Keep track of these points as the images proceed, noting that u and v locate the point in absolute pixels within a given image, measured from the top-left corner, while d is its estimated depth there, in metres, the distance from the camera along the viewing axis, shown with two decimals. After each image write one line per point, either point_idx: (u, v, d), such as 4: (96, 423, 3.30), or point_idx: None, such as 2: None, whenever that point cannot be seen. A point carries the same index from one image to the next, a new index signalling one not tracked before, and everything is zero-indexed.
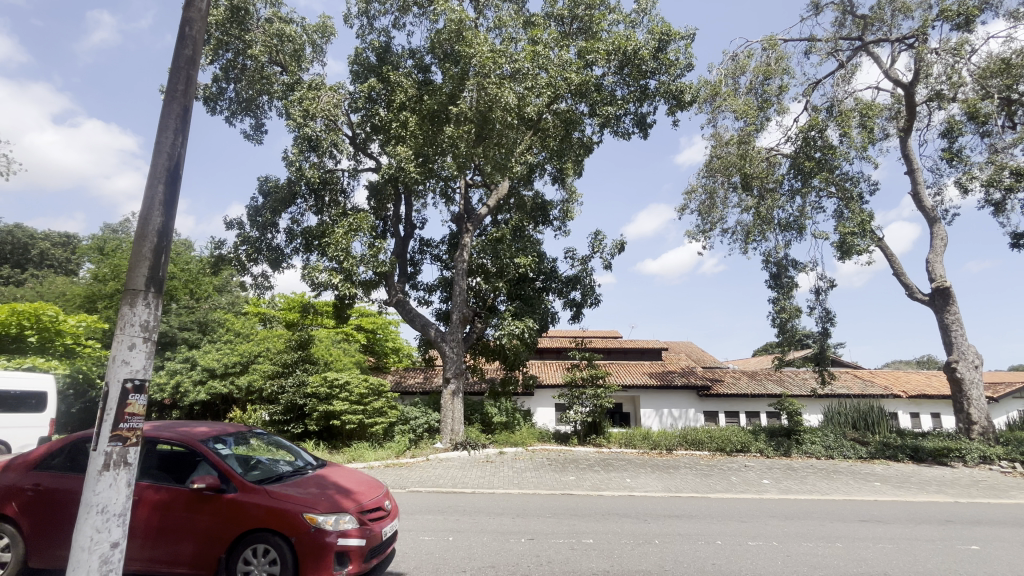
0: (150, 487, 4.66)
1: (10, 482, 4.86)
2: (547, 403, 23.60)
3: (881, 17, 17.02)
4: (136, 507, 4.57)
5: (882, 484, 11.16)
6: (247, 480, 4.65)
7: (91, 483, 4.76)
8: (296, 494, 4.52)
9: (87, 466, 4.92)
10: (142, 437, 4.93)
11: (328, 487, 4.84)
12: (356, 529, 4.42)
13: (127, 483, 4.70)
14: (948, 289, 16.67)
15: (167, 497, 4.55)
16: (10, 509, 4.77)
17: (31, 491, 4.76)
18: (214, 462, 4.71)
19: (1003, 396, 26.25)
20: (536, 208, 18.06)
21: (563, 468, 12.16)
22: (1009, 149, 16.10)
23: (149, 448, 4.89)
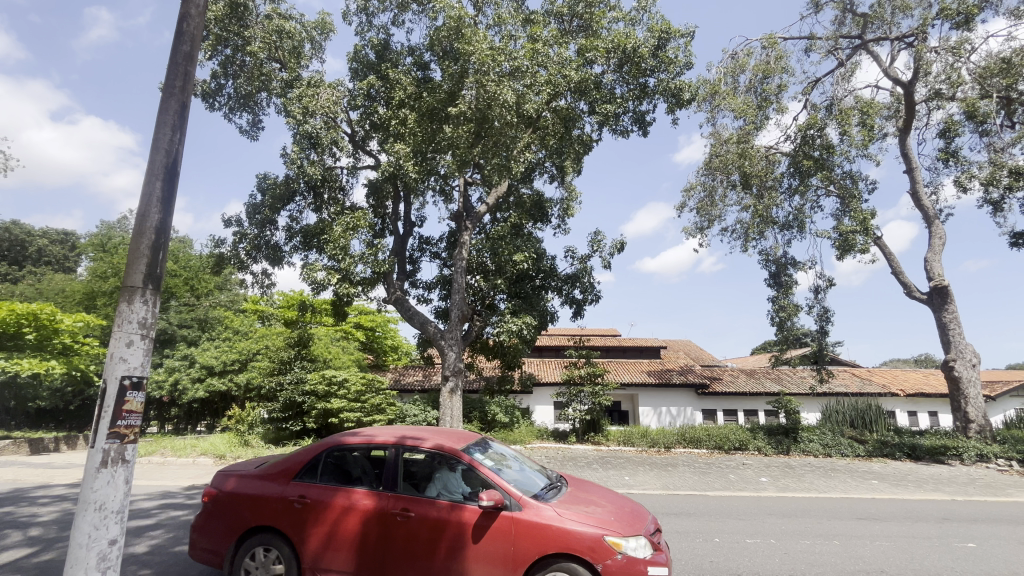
0: (423, 499, 4.14)
1: (264, 491, 4.41)
2: (546, 401, 23.64)
3: (881, 16, 17.02)
4: (414, 523, 4.04)
5: (879, 482, 11.20)
6: (530, 497, 4.08)
7: (357, 494, 4.28)
8: (585, 515, 3.94)
9: (347, 477, 4.42)
10: (391, 444, 4.45)
11: (605, 505, 4.23)
12: (659, 556, 3.80)
13: (398, 494, 4.19)
14: (947, 288, 16.70)
15: (446, 513, 4.03)
16: (269, 519, 4.30)
17: (293, 503, 4.30)
18: (484, 475, 4.18)
19: (1000, 394, 26.36)
20: (535, 206, 18.05)
21: (561, 466, 12.17)
22: (1008, 148, 16.11)
23: (411, 457, 4.39)
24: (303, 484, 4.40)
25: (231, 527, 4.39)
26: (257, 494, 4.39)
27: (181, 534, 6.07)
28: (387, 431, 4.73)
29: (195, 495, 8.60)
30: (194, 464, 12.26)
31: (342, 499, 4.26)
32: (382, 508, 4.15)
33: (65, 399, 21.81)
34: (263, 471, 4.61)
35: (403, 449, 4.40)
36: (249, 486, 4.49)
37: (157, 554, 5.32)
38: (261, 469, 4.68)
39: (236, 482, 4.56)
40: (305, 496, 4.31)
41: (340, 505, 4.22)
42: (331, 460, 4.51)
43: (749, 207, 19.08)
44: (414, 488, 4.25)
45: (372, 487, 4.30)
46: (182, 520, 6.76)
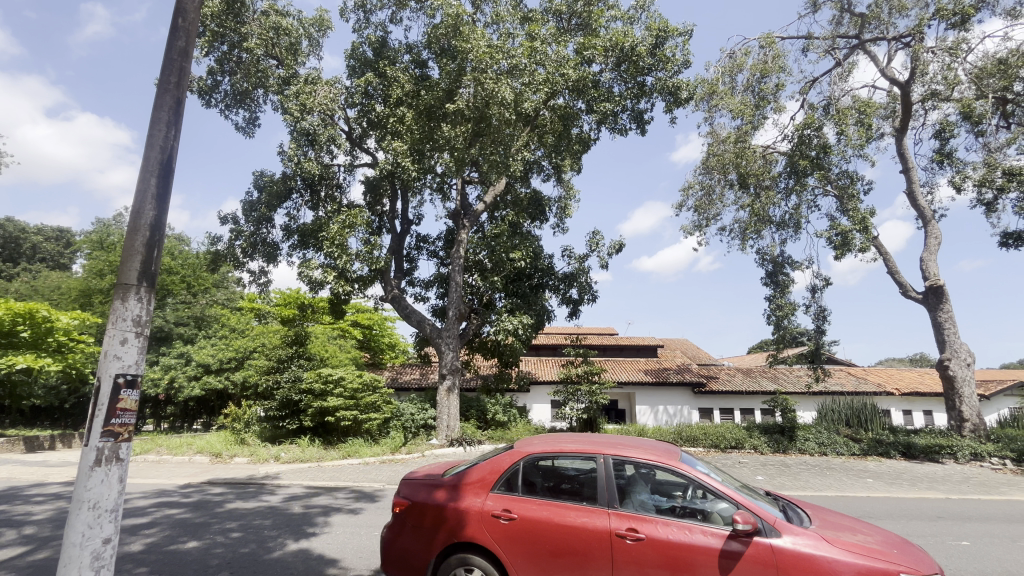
0: (650, 518, 3.58)
1: (463, 503, 3.87)
2: (543, 400, 23.66)
3: (878, 16, 17.05)
4: (648, 547, 3.47)
5: (874, 481, 11.24)
6: (780, 521, 3.50)
7: (571, 511, 3.72)
8: (858, 544, 3.34)
9: (556, 489, 3.87)
10: (598, 456, 3.92)
11: (864, 531, 3.62)
12: None
13: (621, 512, 3.64)
14: (942, 287, 16.78)
15: (682, 536, 3.46)
16: (473, 536, 3.76)
17: (499, 518, 3.75)
18: (727, 494, 3.59)
19: (994, 394, 26.53)
20: (533, 205, 18.04)
21: None
22: (1003, 148, 16.18)
23: (627, 470, 3.84)
24: (508, 498, 3.85)
25: (431, 544, 3.87)
26: (459, 507, 3.85)
27: (178, 532, 6.06)
28: (578, 440, 4.21)
29: (192, 493, 8.60)
30: (190, 463, 12.22)
31: (555, 516, 3.69)
32: (603, 527, 3.58)
33: (60, 396, 21.71)
34: (454, 481, 4.07)
35: (617, 462, 3.87)
36: (444, 497, 3.97)
37: (153, 552, 5.31)
38: (450, 478, 4.16)
39: (427, 492, 4.04)
40: (513, 511, 3.75)
41: (555, 522, 3.66)
42: (534, 471, 3.97)
43: (746, 206, 19.12)
44: (633, 507, 3.70)
45: (588, 503, 3.75)
46: (178, 518, 6.75)
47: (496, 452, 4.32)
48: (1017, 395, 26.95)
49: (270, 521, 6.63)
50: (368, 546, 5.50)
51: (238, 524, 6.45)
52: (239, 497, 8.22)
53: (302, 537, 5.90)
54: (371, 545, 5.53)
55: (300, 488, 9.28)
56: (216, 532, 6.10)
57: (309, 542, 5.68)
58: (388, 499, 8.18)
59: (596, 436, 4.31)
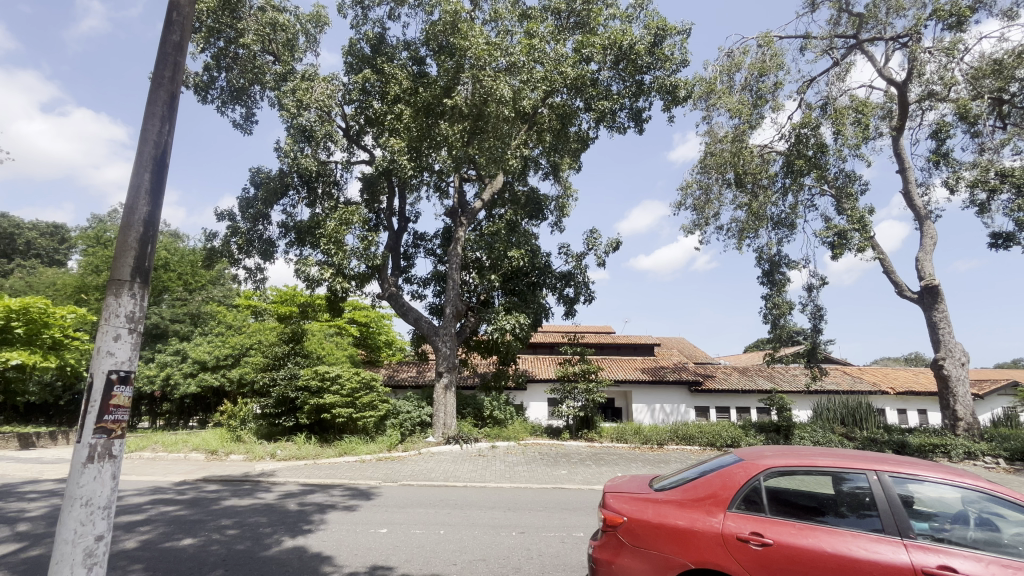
0: (955, 553, 3.00)
1: (697, 522, 3.34)
2: (540, 398, 23.69)
3: (876, 16, 17.07)
4: None
5: None
6: None
7: (843, 538, 3.14)
8: None
9: (816, 511, 3.33)
10: (861, 472, 3.40)
11: None
12: None
13: (915, 544, 3.05)
14: (937, 287, 16.85)
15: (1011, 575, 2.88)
16: (718, 563, 3.21)
17: (748, 541, 3.20)
18: None
19: (988, 393, 26.72)
20: (532, 204, 18.06)
21: (555, 462, 12.21)
22: (998, 149, 16.24)
23: (911, 492, 3.30)
24: (753, 519, 3.32)
25: (658, 568, 3.33)
26: (695, 528, 3.32)
27: (174, 529, 6.05)
28: (820, 454, 3.67)
29: (187, 490, 8.59)
30: (186, 460, 12.19)
31: (830, 544, 3.11)
32: (901, 562, 2.98)
33: (54, 393, 21.58)
34: (677, 496, 3.56)
35: (896, 480, 3.34)
36: (669, 514, 3.44)
37: (149, 549, 5.30)
38: (668, 493, 3.64)
39: (644, 508, 3.53)
40: (767, 535, 3.20)
41: (831, 552, 3.08)
42: (775, 489, 3.45)
43: (744, 205, 19.14)
44: (928, 538, 3.12)
45: (867, 529, 3.19)
46: (173, 515, 6.73)
47: (715, 465, 3.82)
48: (1010, 394, 27.12)
49: (266, 519, 6.63)
50: (365, 544, 5.50)
51: (233, 522, 6.43)
52: (235, 495, 8.22)
53: (299, 534, 5.90)
54: (367, 543, 5.54)
55: (296, 485, 9.28)
56: (212, 529, 6.10)
57: (306, 539, 5.68)
58: (385, 496, 8.18)
59: (844, 450, 3.78)
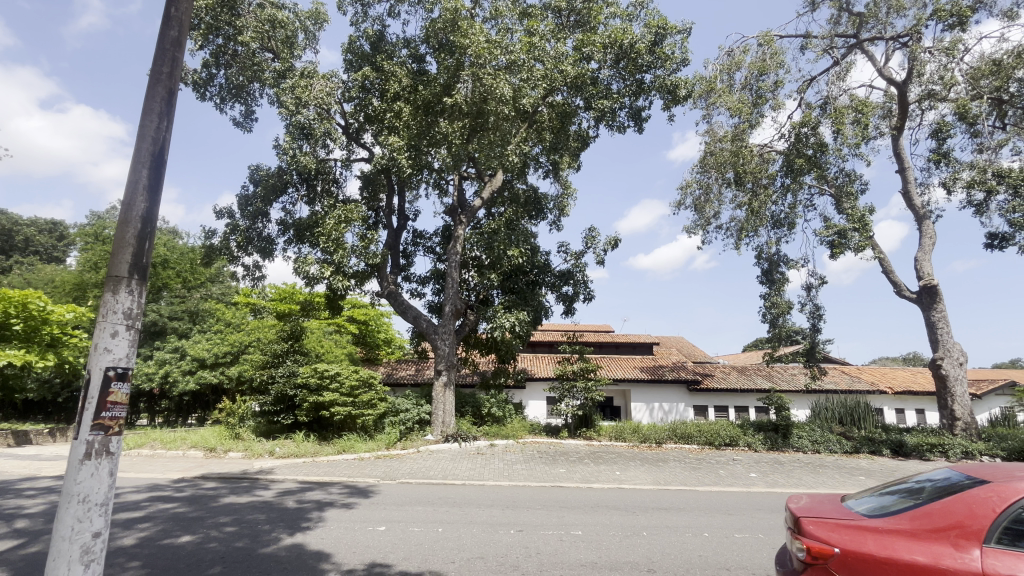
0: None
1: (944, 559, 2.90)
2: (539, 396, 23.70)
3: (876, 15, 17.06)
4: None
5: (867, 479, 11.31)
6: None
7: None
8: None
9: None
10: None
11: None
12: None
13: None
14: (936, 287, 16.88)
15: None
16: None
17: None
18: None
19: (986, 393, 26.80)
20: (531, 203, 18.08)
21: (553, 460, 12.22)
22: (997, 149, 16.27)
23: None
24: (1021, 557, 2.83)
25: None
26: (941, 566, 2.88)
27: (172, 526, 6.04)
28: None
29: (185, 487, 8.58)
30: (185, 457, 12.18)
31: None
32: None
33: (53, 390, 21.60)
34: (906, 525, 3.14)
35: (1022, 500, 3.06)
36: (904, 548, 3.00)
37: (147, 547, 5.29)
38: (893, 521, 3.22)
39: (862, 539, 3.13)
40: None
41: None
42: None
43: (743, 204, 19.13)
44: None
45: None
46: (172, 512, 6.74)
47: (949, 493, 3.34)
48: (1008, 394, 27.18)
49: (264, 516, 6.62)
50: (363, 541, 5.50)
51: (231, 519, 6.43)
52: (232, 492, 8.21)
53: (297, 532, 5.89)
54: (365, 540, 5.54)
55: (294, 482, 9.28)
56: (210, 526, 6.09)
57: (304, 537, 5.68)
58: (383, 494, 8.18)
59: None
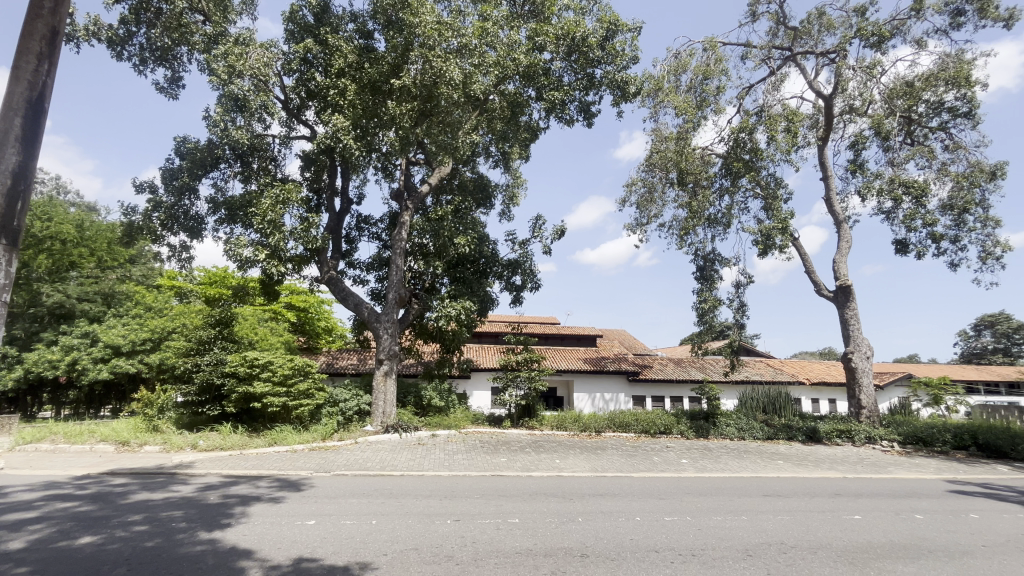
0: None
1: None
2: (483, 386, 23.78)
3: (809, 32, 18.20)
4: None
5: (784, 463, 12.22)
6: None
7: None
8: None
9: None
10: None
11: None
12: None
13: None
14: (850, 287, 18.40)
15: None
16: None
17: None
18: None
19: (887, 384, 29.65)
20: (479, 191, 17.91)
21: (494, 450, 12.25)
22: (904, 163, 17.88)
23: None
24: None
25: None
26: None
27: (72, 527, 5.49)
28: None
29: (89, 484, 7.83)
30: (92, 452, 11.16)
31: None
32: None
33: None
34: None
35: None
36: None
37: (38, 550, 4.76)
38: None
39: None
40: None
41: None
42: None
43: (684, 204, 19.82)
44: None
45: None
46: (72, 512, 6.14)
47: None
48: (905, 385, 30.21)
49: (182, 513, 6.17)
50: (289, 536, 5.24)
51: (143, 517, 5.93)
52: (145, 488, 7.59)
53: (216, 528, 5.53)
54: (292, 535, 5.28)
55: (216, 477, 8.72)
56: (117, 525, 5.59)
57: (223, 533, 5.35)
58: (315, 487, 7.86)
59: None
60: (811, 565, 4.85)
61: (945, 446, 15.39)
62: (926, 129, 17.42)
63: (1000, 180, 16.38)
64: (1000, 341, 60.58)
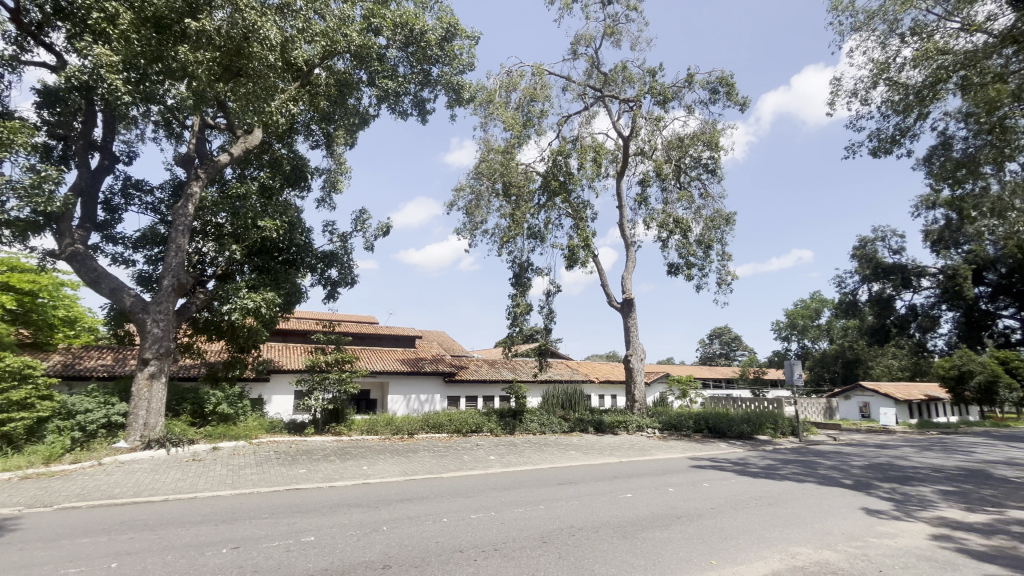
0: None
1: None
2: (285, 390, 21.35)
3: (616, 80, 21.24)
4: None
5: (576, 453, 13.80)
6: None
7: None
8: None
9: None
10: None
11: None
12: None
13: None
14: (632, 301, 21.88)
15: None
16: None
17: None
18: None
19: (653, 381, 36.16)
20: (294, 171, 16.09)
21: (293, 461, 11.01)
22: (675, 203, 22.10)
23: None
24: None
25: None
26: None
27: None
28: None
29: None
30: None
31: None
32: None
33: None
34: None
35: None
36: None
37: None
38: None
39: None
40: None
41: None
42: None
43: (507, 213, 21.01)
44: None
45: None
46: None
47: None
48: (664, 382, 37.29)
49: None
50: None
51: None
52: None
53: None
54: None
55: None
56: None
57: None
58: (26, 528, 5.89)
59: None
60: (592, 542, 5.49)
61: (688, 430, 19.40)
62: (690, 178, 21.85)
63: (732, 225, 21.47)
64: (724, 348, 79.46)
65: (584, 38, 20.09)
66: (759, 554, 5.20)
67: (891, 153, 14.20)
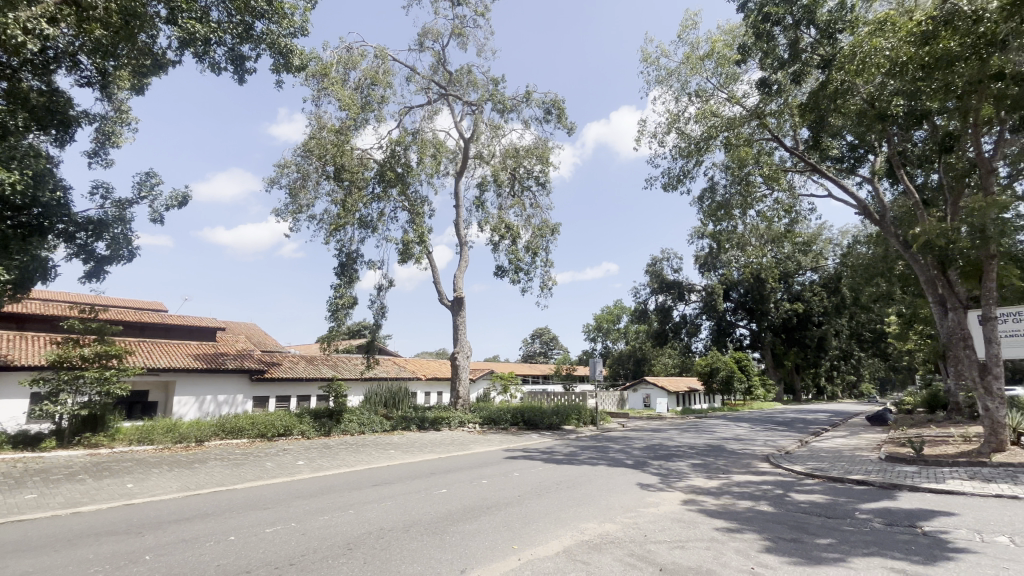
0: None
1: None
2: (13, 394, 16.31)
3: (460, 81, 21.57)
4: None
5: (395, 452, 13.51)
6: None
7: None
8: None
9: None
10: None
11: None
12: None
13: None
14: (462, 299, 22.41)
15: None
16: None
17: None
18: None
19: (478, 378, 37.60)
20: (45, 109, 12.40)
21: (15, 485, 8.42)
22: (508, 209, 23.37)
23: None
24: None
25: None
26: None
27: None
28: None
29: None
30: None
31: None
32: None
33: None
34: None
35: None
36: None
37: None
38: None
39: None
40: None
41: None
42: None
43: (338, 199, 19.57)
44: None
45: None
46: None
47: None
48: (488, 379, 39.11)
49: None
50: None
51: None
52: None
53: None
54: None
55: None
56: None
57: None
58: None
59: None
60: (401, 543, 5.40)
61: (506, 423, 20.65)
62: (523, 187, 23.36)
63: (555, 236, 23.60)
64: (543, 347, 87.01)
65: (431, 33, 19.91)
66: (554, 534, 5.75)
67: (675, 189, 17.32)
